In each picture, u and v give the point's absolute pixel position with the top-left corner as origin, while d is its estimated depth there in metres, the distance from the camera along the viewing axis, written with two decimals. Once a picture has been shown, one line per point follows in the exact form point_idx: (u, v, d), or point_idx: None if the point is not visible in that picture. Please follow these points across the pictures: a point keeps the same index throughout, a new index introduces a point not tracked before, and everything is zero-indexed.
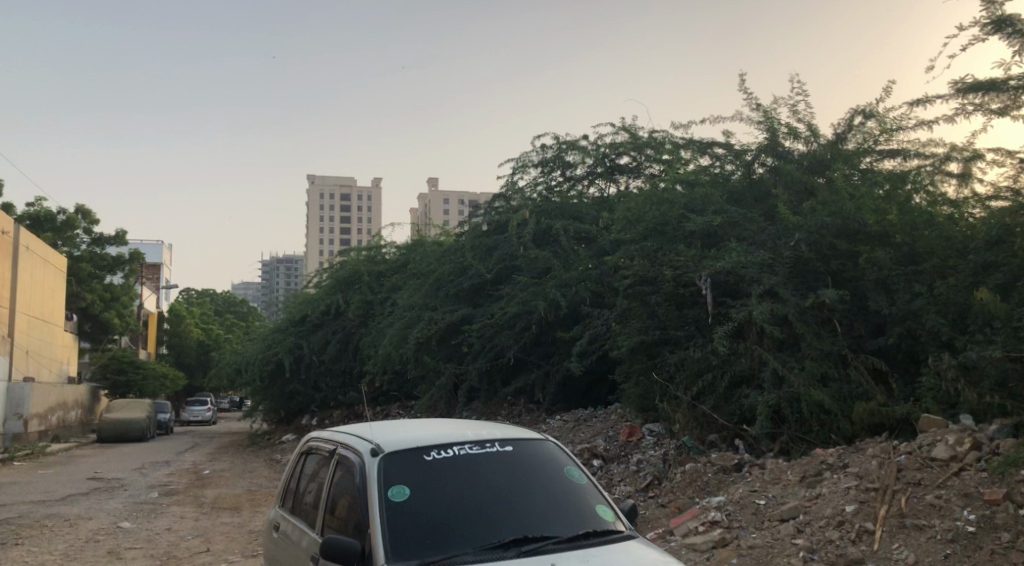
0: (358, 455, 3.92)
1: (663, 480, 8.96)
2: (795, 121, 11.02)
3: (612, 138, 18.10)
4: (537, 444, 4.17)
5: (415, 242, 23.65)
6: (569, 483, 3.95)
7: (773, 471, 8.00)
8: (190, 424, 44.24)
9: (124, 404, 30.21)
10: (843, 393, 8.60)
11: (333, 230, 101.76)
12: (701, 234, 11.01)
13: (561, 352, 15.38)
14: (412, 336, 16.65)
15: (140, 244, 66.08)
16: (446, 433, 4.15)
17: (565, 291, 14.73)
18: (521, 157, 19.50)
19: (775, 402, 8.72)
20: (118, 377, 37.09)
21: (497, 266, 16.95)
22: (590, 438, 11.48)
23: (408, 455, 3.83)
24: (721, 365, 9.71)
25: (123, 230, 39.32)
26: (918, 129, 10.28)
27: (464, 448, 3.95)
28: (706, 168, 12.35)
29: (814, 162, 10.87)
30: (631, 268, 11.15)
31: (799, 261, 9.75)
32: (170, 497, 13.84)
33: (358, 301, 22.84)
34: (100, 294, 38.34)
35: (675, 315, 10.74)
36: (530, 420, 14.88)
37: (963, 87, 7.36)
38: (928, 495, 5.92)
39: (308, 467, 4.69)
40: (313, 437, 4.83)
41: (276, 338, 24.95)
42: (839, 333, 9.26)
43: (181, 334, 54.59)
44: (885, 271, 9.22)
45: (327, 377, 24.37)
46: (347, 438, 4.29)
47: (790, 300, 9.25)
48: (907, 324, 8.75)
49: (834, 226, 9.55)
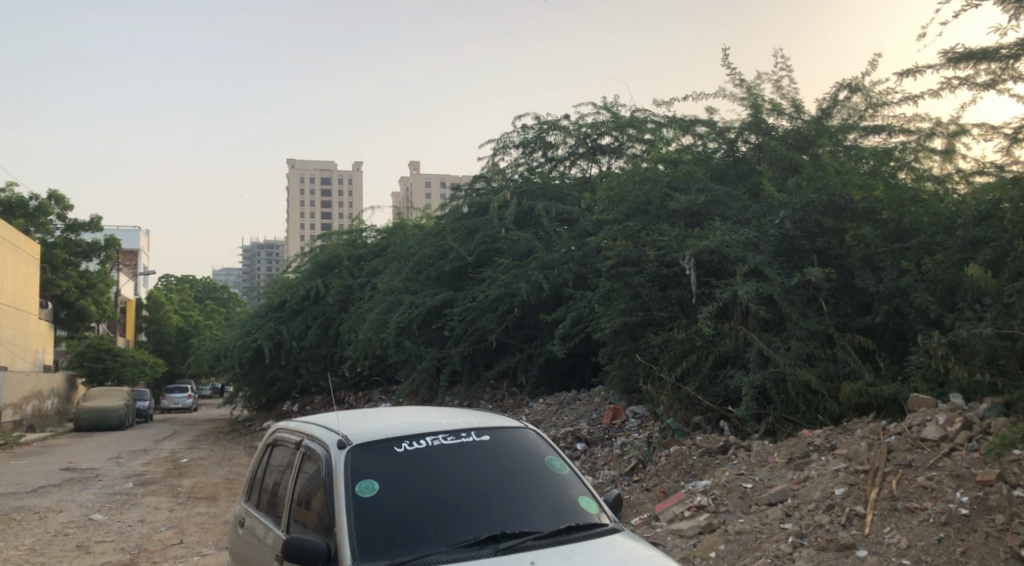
0: (324, 447, 3.66)
1: (647, 463, 8.80)
2: (779, 97, 10.77)
3: (594, 118, 17.82)
4: (516, 432, 3.93)
5: (396, 225, 23.28)
6: (551, 474, 3.72)
7: (759, 453, 7.86)
8: (171, 412, 43.75)
9: (101, 392, 29.69)
10: (829, 373, 8.46)
11: (315, 215, 100.85)
12: (685, 213, 10.78)
13: (543, 335, 15.17)
14: (393, 320, 16.34)
15: (116, 230, 65.09)
16: (419, 422, 3.90)
17: (547, 273, 14.51)
18: (501, 138, 19.16)
19: (760, 382, 8.57)
20: (95, 365, 36.51)
21: (478, 249, 16.69)
22: (573, 422, 11.29)
23: (378, 447, 3.58)
24: (706, 346, 9.53)
25: (98, 216, 38.47)
26: (904, 104, 10.09)
27: (438, 438, 3.71)
28: (688, 146, 12.11)
29: (799, 139, 10.61)
30: (614, 248, 10.91)
31: (785, 239, 9.56)
32: (146, 487, 13.52)
33: (337, 286, 22.49)
34: (75, 281, 37.60)
35: (658, 296, 10.53)
36: (513, 404, 14.69)
37: (953, 57, 7.17)
38: (920, 477, 5.78)
39: (274, 460, 4.44)
40: (280, 427, 4.57)
41: (255, 324, 24.53)
42: (825, 312, 9.11)
43: (160, 320, 53.97)
44: (872, 248, 9.05)
45: (308, 363, 24.04)
46: (314, 428, 4.04)
47: (776, 279, 9.05)
48: (895, 301, 8.62)
49: (819, 203, 9.35)
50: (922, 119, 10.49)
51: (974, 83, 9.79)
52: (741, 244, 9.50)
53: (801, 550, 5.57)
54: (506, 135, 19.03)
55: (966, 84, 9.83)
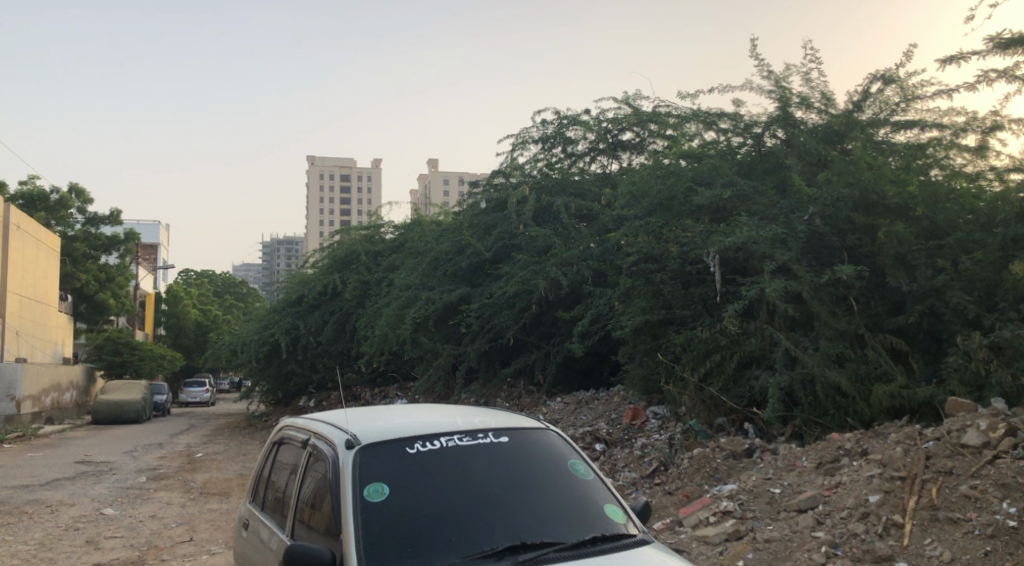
0: (332, 447, 3.44)
1: (669, 466, 8.52)
2: (808, 89, 10.41)
3: (614, 113, 17.51)
4: (536, 433, 3.68)
5: (413, 221, 23.10)
6: (574, 478, 3.47)
7: (787, 457, 7.56)
8: (188, 406, 43.89)
9: (119, 385, 29.78)
10: (861, 375, 8.14)
11: (333, 212, 101.09)
12: (709, 208, 10.48)
13: (562, 332, 14.91)
14: (409, 316, 16.13)
15: (137, 225, 65.65)
16: (433, 421, 3.67)
17: (566, 270, 14.25)
18: (520, 133, 18.92)
19: (787, 384, 8.26)
20: (113, 358, 36.73)
21: (496, 244, 16.48)
22: (591, 422, 11.02)
23: (389, 447, 3.35)
24: (731, 345, 9.17)
25: (118, 209, 38.62)
26: (937, 97, 9.67)
27: (453, 439, 3.47)
28: (713, 140, 11.79)
29: (829, 132, 10.26)
30: (636, 245, 10.64)
31: (814, 235, 9.23)
32: (159, 481, 13.41)
33: (354, 281, 22.36)
34: (94, 275, 37.80)
35: (681, 293, 10.22)
36: (530, 402, 14.45)
37: (998, 44, 6.82)
38: (961, 485, 5.46)
39: (280, 460, 4.23)
40: (287, 424, 4.35)
41: (271, 319, 24.46)
42: (856, 312, 8.78)
43: (178, 315, 54.28)
44: (905, 245, 8.71)
45: (324, 358, 23.94)
46: (322, 426, 3.81)
47: (804, 277, 8.73)
48: (930, 301, 8.28)
49: (851, 199, 9.01)
50: (957, 113, 10.09)
51: (1014, 75, 9.39)
52: (768, 240, 9.18)
53: (835, 560, 5.27)
54: (526, 130, 18.79)
55: (1005, 77, 9.43)
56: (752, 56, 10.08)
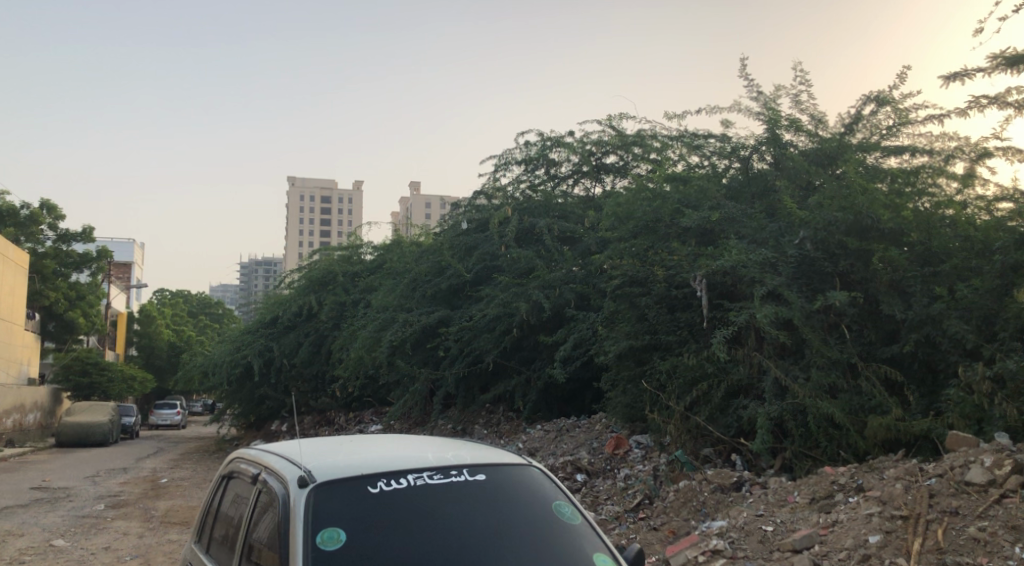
0: (283, 484, 3.00)
1: (654, 499, 8.10)
2: (798, 112, 10.22)
3: (599, 136, 17.32)
4: (517, 471, 3.26)
5: (393, 242, 22.68)
6: (559, 523, 3.07)
7: (777, 492, 7.18)
8: (159, 428, 42.73)
9: (85, 407, 28.78)
10: (854, 406, 7.82)
11: (314, 233, 100.27)
12: (696, 230, 10.21)
13: (543, 357, 14.53)
14: (385, 339, 15.60)
15: (111, 243, 64.55)
16: (401, 455, 3.23)
17: (549, 293, 13.89)
18: (503, 154, 18.66)
19: (777, 414, 7.92)
20: (81, 379, 35.71)
21: (477, 266, 16.13)
22: (572, 451, 10.61)
23: (349, 486, 2.92)
24: (717, 374, 8.91)
25: (91, 227, 37.66)
26: (928, 122, 9.49)
27: (423, 477, 3.05)
28: (700, 164, 11.54)
29: (820, 156, 10.05)
30: (620, 268, 10.32)
31: (805, 260, 8.95)
32: (118, 509, 12.71)
33: (331, 302, 21.81)
34: (64, 293, 36.80)
35: (666, 318, 9.88)
36: (508, 430, 14.02)
37: (1001, 63, 6.62)
38: (969, 527, 5.11)
39: (229, 497, 3.77)
40: (239, 455, 3.89)
41: (245, 340, 23.79)
42: (848, 339, 8.49)
43: (151, 335, 53.15)
44: (900, 271, 8.48)
45: (298, 381, 23.29)
46: (274, 460, 3.37)
47: (796, 302, 8.44)
48: (925, 329, 8.01)
49: (844, 223, 8.75)
50: (947, 139, 9.93)
51: (1006, 101, 9.26)
52: (757, 264, 8.88)
53: None
54: (509, 151, 18.54)
55: (997, 103, 9.31)
56: (742, 77, 9.84)
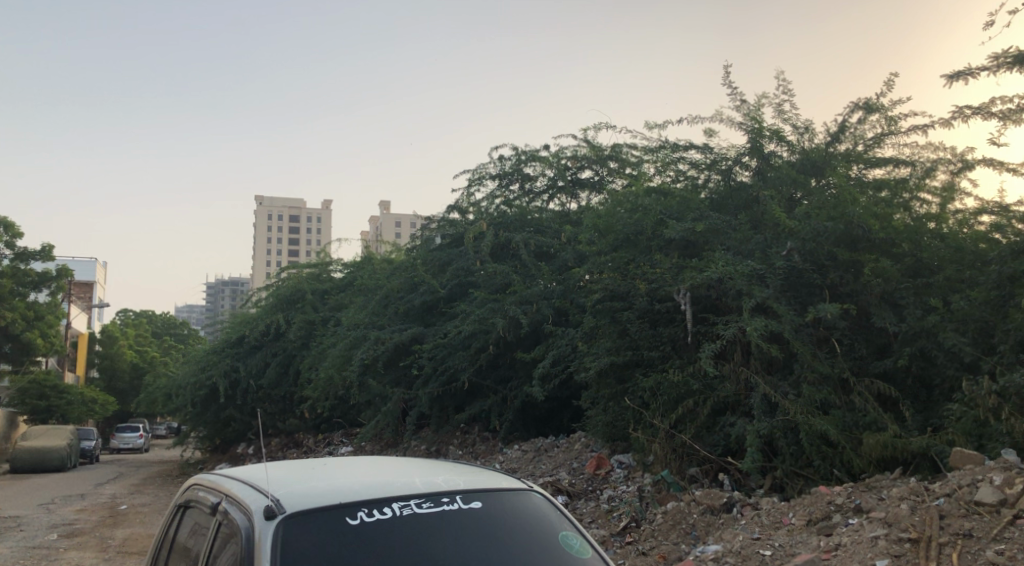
0: (245, 515, 2.55)
1: (641, 522, 7.69)
2: (780, 121, 10.04)
3: (575, 150, 17.08)
4: (516, 498, 2.86)
5: (364, 259, 22.16)
6: (568, 560, 2.68)
7: (771, 513, 6.84)
8: (120, 452, 41.30)
9: (41, 431, 27.56)
10: (847, 423, 7.53)
11: (282, 251, 98.93)
12: (679, 243, 9.92)
13: (520, 375, 14.12)
14: (357, 357, 15.04)
15: (73, 262, 62.86)
16: (383, 480, 2.81)
17: (526, 308, 13.52)
18: (477, 169, 18.33)
19: (767, 432, 7.61)
20: (38, 404, 35.26)
21: (451, 282, 15.68)
22: (551, 472, 10.19)
23: (323, 516, 2.49)
24: (703, 391, 8.59)
25: (50, 244, 36.20)
26: (912, 133, 9.38)
27: (410, 505, 2.62)
28: (680, 177, 11.28)
29: (806, 165, 9.84)
30: (601, 282, 9.98)
31: (793, 272, 8.72)
32: (70, 539, 11.92)
33: (300, 321, 21.13)
34: (21, 312, 33.49)
35: (649, 333, 9.54)
36: (484, 451, 13.57)
37: (1005, 64, 6.44)
38: (986, 551, 4.78)
39: (185, 529, 3.29)
40: (197, 481, 3.41)
41: (210, 360, 22.98)
42: (838, 354, 8.23)
43: (114, 356, 51.69)
44: (892, 283, 8.29)
45: (266, 403, 22.54)
46: (236, 487, 2.90)
47: (786, 316, 8.19)
48: (920, 342, 7.80)
49: (834, 232, 8.54)
50: (931, 150, 9.83)
51: (989, 112, 9.18)
52: (745, 276, 8.62)
53: None
54: (483, 165, 18.22)
55: (980, 113, 9.23)
56: (726, 85, 9.60)
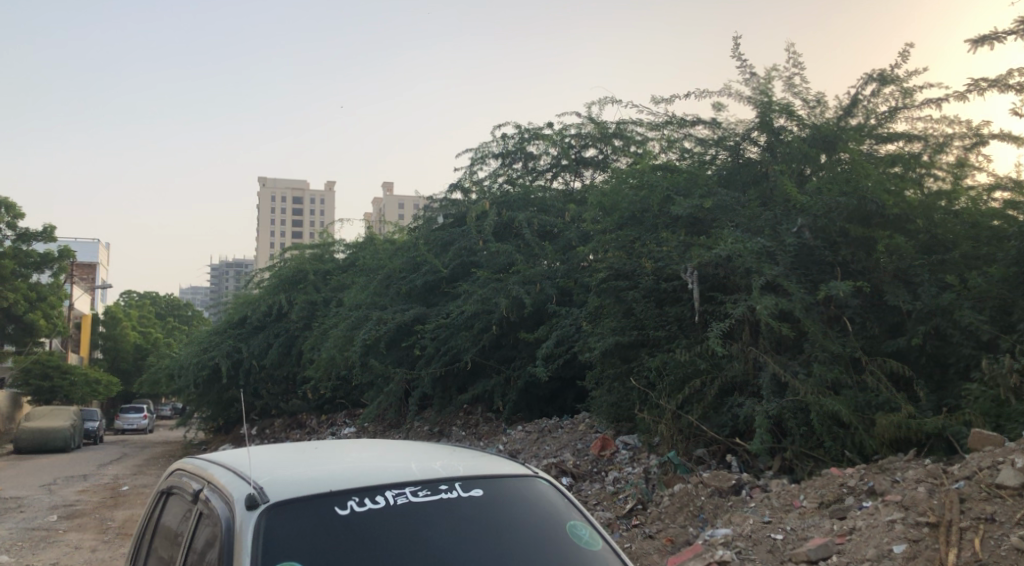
0: (228, 503, 2.36)
1: (648, 505, 7.54)
2: (790, 95, 9.77)
3: (579, 128, 16.78)
4: (521, 485, 2.67)
5: (366, 240, 21.94)
6: (576, 551, 2.50)
7: (782, 496, 6.67)
8: (124, 433, 41.39)
9: (45, 411, 27.52)
10: (859, 403, 7.35)
11: (285, 232, 98.68)
12: (686, 220, 9.68)
13: (523, 356, 13.97)
14: (358, 338, 14.86)
15: (75, 243, 62.72)
16: (377, 466, 2.62)
17: (529, 288, 13.31)
18: (479, 147, 18.06)
19: (777, 413, 7.43)
20: (41, 384, 35.28)
21: (453, 262, 15.48)
22: (555, 453, 10.04)
23: (311, 506, 2.30)
24: (710, 370, 8.40)
25: (51, 225, 35.91)
26: (925, 107, 9.12)
27: (405, 494, 2.44)
28: (686, 153, 11.01)
29: (818, 139, 9.56)
30: (606, 260, 9.78)
31: (803, 249, 8.51)
32: (71, 520, 11.83)
33: (301, 302, 20.95)
34: (24, 293, 33.18)
35: (654, 312, 9.34)
36: (487, 431, 13.44)
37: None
38: (1009, 536, 4.60)
39: (170, 514, 3.12)
40: (182, 465, 3.23)
41: (213, 340, 22.86)
42: (850, 332, 8.04)
43: (117, 337, 51.70)
44: (906, 260, 8.09)
45: (268, 383, 22.43)
46: (219, 473, 2.71)
47: (796, 294, 7.97)
48: (935, 321, 7.61)
49: (847, 208, 8.30)
50: (945, 124, 9.55)
51: (1007, 84, 8.90)
52: (754, 254, 8.40)
53: None
54: (485, 144, 17.95)
55: (997, 86, 8.94)
56: (735, 57, 9.30)
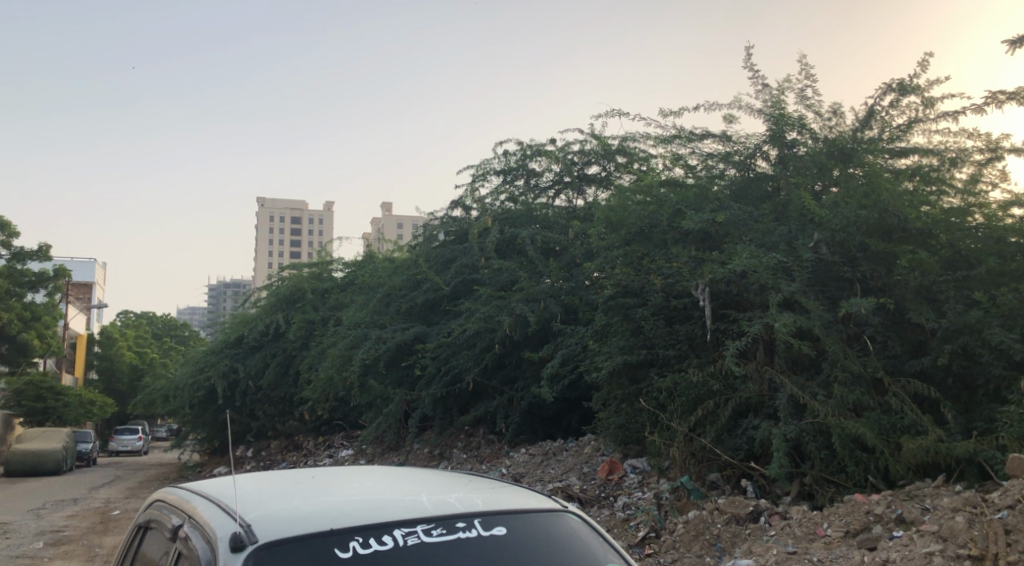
0: (210, 543, 2.03)
1: (661, 532, 7.14)
2: (802, 108, 9.52)
3: (582, 145, 16.55)
4: (550, 522, 2.33)
5: (365, 258, 21.63)
6: None
7: (804, 523, 6.31)
8: (119, 455, 40.71)
9: (38, 433, 27.00)
10: (883, 426, 7.01)
11: (284, 252, 98.40)
12: (697, 235, 9.40)
13: (526, 376, 13.63)
14: (356, 357, 14.48)
15: (71, 262, 62.31)
16: (383, 500, 2.28)
17: (533, 306, 13.01)
18: (480, 164, 17.83)
19: (795, 435, 7.10)
20: (35, 405, 34.68)
21: (455, 280, 15.17)
22: (560, 477, 9.66)
23: (306, 549, 1.96)
24: (724, 391, 8.06)
25: (47, 245, 35.49)
26: (942, 120, 8.88)
27: (417, 534, 2.09)
28: (694, 168, 10.73)
29: (834, 152, 9.30)
30: (613, 276, 9.48)
31: (820, 265, 8.25)
32: (57, 547, 11.38)
33: (299, 321, 20.60)
34: (19, 313, 32.79)
35: (664, 331, 9.03)
36: (489, 454, 13.07)
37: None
38: None
39: (147, 550, 2.78)
40: (162, 496, 2.89)
41: (208, 361, 22.43)
42: (871, 351, 7.73)
43: (113, 357, 51.12)
44: (929, 277, 7.81)
45: (265, 405, 21.97)
46: (203, 506, 2.38)
47: (815, 311, 7.67)
48: (962, 340, 7.32)
49: (867, 221, 8.03)
50: (963, 137, 9.28)
51: None
52: (770, 270, 8.10)
53: None
54: (486, 160, 17.73)
55: (1017, 98, 8.70)
56: (746, 68, 9.07)
